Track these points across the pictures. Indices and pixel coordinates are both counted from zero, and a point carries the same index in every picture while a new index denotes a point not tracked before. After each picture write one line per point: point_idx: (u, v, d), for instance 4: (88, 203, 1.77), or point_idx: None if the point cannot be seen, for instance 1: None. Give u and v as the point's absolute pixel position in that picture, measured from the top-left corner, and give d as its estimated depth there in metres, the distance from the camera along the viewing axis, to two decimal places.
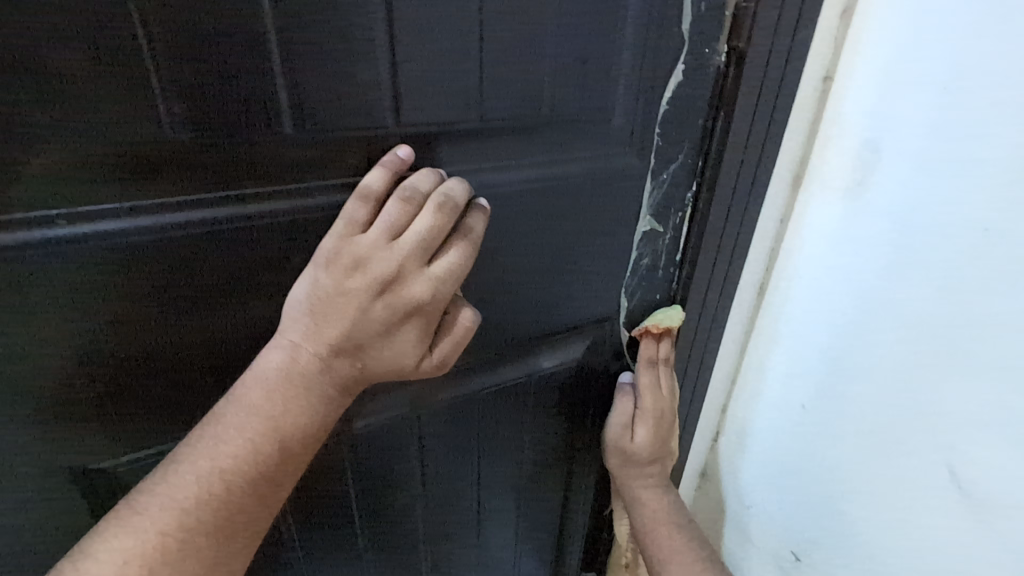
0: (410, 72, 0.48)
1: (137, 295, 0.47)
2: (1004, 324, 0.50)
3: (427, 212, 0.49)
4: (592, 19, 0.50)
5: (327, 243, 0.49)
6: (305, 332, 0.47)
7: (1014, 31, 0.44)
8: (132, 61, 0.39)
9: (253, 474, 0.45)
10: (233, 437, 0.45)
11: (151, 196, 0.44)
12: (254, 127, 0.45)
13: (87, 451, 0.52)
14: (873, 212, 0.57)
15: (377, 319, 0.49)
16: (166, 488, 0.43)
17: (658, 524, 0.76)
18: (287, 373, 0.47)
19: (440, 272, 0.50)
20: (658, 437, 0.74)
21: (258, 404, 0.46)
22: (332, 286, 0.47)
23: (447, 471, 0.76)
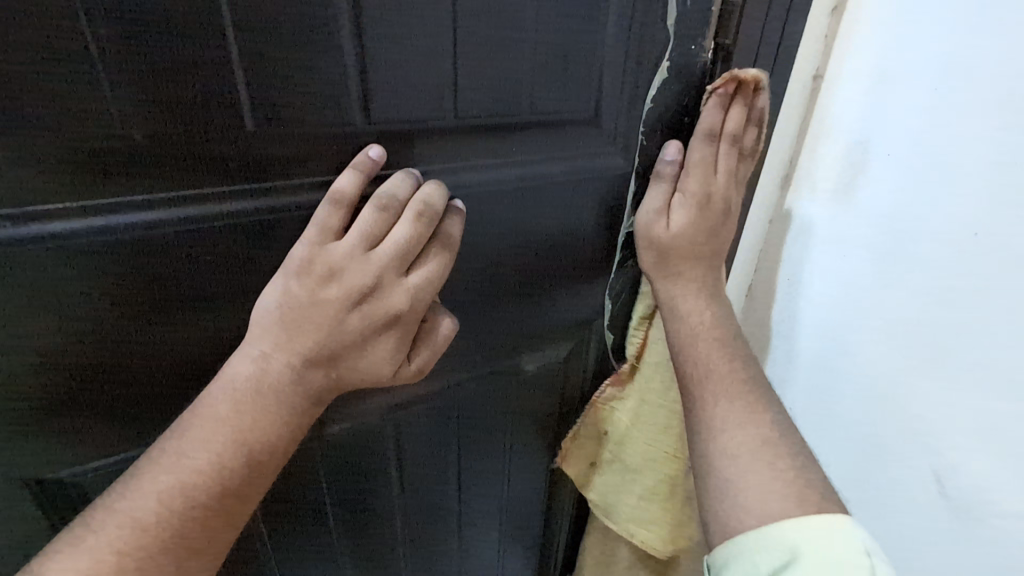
0: (382, 70, 0.47)
1: (94, 296, 0.47)
2: (994, 322, 0.51)
3: (407, 220, 0.49)
4: (572, 16, 0.51)
5: (298, 251, 0.47)
6: (276, 343, 0.46)
7: (1000, 33, 0.46)
8: (81, 57, 0.39)
9: (221, 488, 0.45)
10: (197, 453, 0.44)
11: (104, 196, 0.44)
12: (214, 124, 0.44)
13: (51, 457, 0.52)
14: (861, 214, 0.59)
15: (354, 328, 0.48)
16: (127, 505, 0.42)
17: (698, 339, 0.60)
18: (257, 385, 0.46)
19: (420, 281, 0.50)
20: (707, 217, 0.58)
21: (225, 417, 0.45)
22: (306, 295, 0.46)
23: (425, 469, 0.76)
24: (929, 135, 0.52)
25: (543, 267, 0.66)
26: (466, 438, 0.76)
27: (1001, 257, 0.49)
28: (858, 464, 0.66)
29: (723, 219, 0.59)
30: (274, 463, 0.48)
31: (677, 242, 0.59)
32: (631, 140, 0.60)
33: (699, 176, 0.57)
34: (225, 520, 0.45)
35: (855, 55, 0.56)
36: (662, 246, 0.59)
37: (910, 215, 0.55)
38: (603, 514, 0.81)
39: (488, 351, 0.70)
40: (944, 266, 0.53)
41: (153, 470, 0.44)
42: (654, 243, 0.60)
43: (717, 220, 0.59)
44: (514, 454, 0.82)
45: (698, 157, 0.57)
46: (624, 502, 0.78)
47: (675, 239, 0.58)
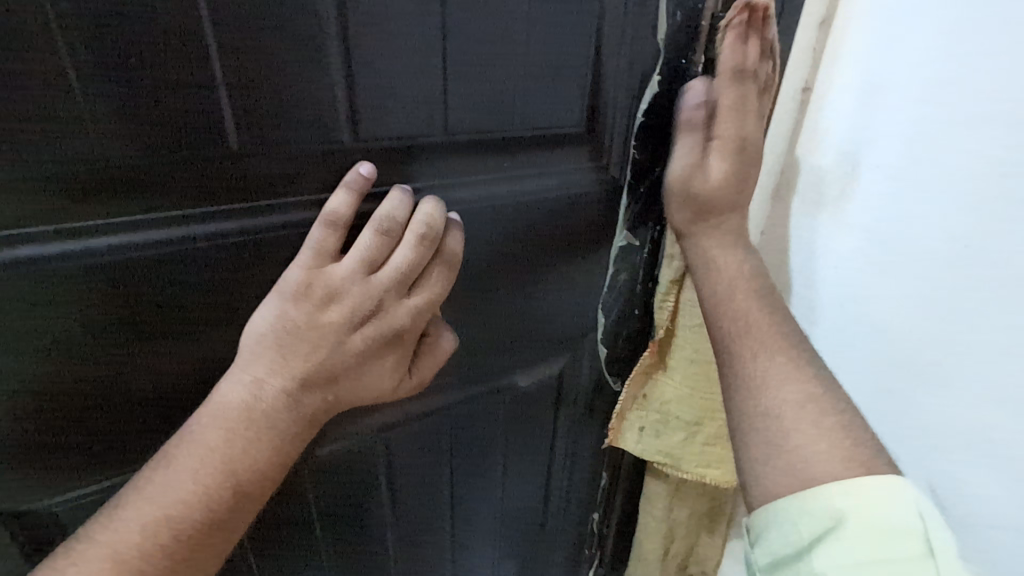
0: (371, 85, 0.46)
1: (72, 321, 0.45)
2: (995, 329, 0.51)
3: (408, 244, 0.49)
4: (563, 29, 0.51)
5: (295, 274, 0.46)
6: (271, 367, 0.45)
7: (994, 47, 0.46)
8: (55, 78, 0.38)
9: (210, 519, 0.43)
10: (186, 484, 0.42)
11: (82, 219, 0.42)
12: (198, 143, 0.43)
13: (28, 487, 0.50)
14: (854, 226, 0.59)
15: (354, 350, 0.48)
16: (108, 537, 0.40)
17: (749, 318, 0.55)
18: (250, 411, 0.45)
19: (417, 302, 0.50)
20: (742, 162, 0.55)
21: (215, 445, 0.44)
22: (304, 319, 0.46)
23: (417, 487, 0.75)
24: (919, 148, 0.52)
25: (536, 281, 0.65)
26: (459, 454, 0.75)
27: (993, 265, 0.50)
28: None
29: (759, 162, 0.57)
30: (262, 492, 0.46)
31: (717, 191, 0.56)
32: (622, 153, 0.60)
33: (732, 119, 0.54)
34: (208, 551, 0.44)
35: (843, 69, 0.56)
36: (700, 199, 0.56)
37: (903, 226, 0.55)
38: (673, 466, 0.75)
39: (482, 366, 0.69)
40: (939, 275, 0.54)
41: (134, 502, 0.42)
42: (694, 197, 0.57)
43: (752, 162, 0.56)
44: (508, 470, 0.80)
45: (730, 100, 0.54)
46: (686, 451, 0.73)
47: (716, 189, 0.56)
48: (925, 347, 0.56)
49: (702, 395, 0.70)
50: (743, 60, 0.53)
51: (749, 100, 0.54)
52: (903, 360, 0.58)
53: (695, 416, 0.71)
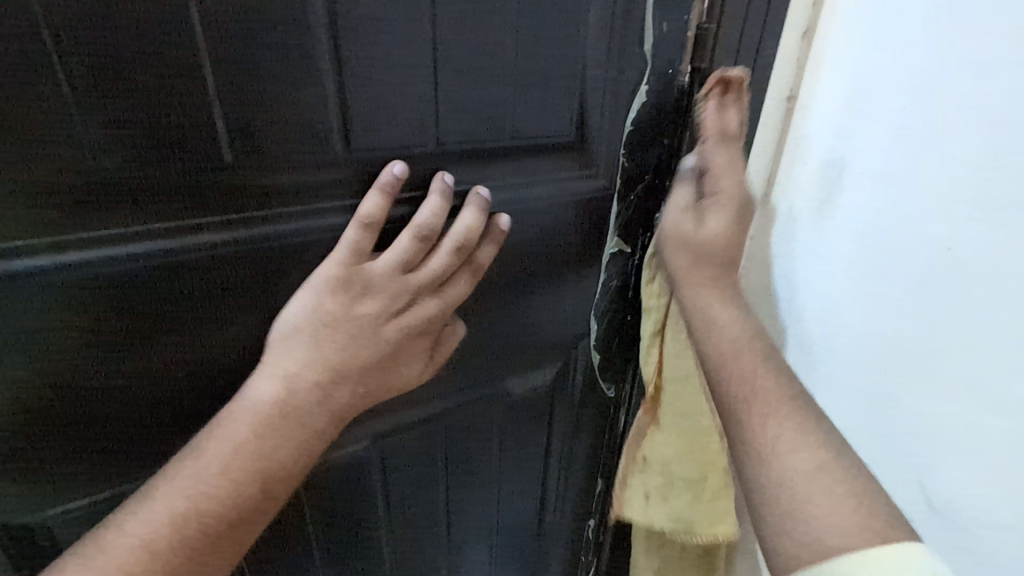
0: (362, 97, 0.47)
1: (65, 332, 0.45)
2: (979, 338, 0.51)
3: (443, 253, 0.53)
4: (551, 41, 0.52)
5: (332, 270, 0.49)
6: (304, 360, 0.48)
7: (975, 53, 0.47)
8: (49, 90, 0.38)
9: (238, 514, 0.43)
10: (216, 477, 0.43)
11: (75, 231, 0.42)
12: (190, 155, 0.43)
13: (19, 501, 0.50)
14: (840, 229, 0.60)
15: (386, 340, 0.52)
16: (137, 527, 0.40)
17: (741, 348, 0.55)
18: (283, 404, 0.46)
19: (441, 305, 0.54)
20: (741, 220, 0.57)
21: (244, 441, 0.44)
22: (340, 313, 0.49)
23: (412, 497, 0.75)
24: (896, 152, 0.53)
25: (528, 288, 0.66)
26: (454, 462, 0.75)
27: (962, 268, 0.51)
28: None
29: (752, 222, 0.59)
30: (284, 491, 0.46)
31: (714, 240, 0.57)
32: (612, 162, 0.61)
33: (730, 175, 0.56)
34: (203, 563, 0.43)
35: (826, 76, 0.57)
36: (696, 247, 0.57)
37: (881, 229, 0.56)
38: (683, 535, 0.70)
39: (475, 374, 0.69)
40: (913, 278, 0.55)
41: (161, 495, 0.42)
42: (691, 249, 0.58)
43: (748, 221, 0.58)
44: (503, 477, 0.81)
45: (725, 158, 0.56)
46: (693, 514, 0.69)
47: (718, 243, 0.57)
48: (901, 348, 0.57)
49: (699, 448, 0.67)
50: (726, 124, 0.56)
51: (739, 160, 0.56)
52: (882, 362, 0.59)
53: (695, 473, 0.68)
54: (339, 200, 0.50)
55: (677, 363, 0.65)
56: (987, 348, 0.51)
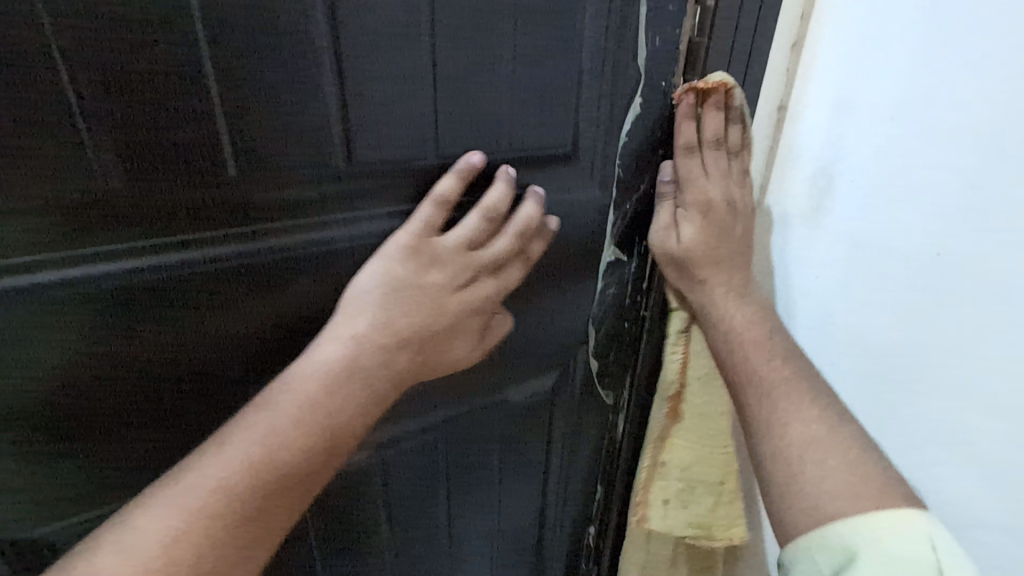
0: (364, 112, 0.48)
1: (73, 346, 0.46)
2: (979, 332, 0.54)
3: (505, 232, 0.55)
4: (548, 55, 0.53)
5: (406, 240, 0.51)
6: (377, 324, 0.49)
7: (961, 62, 0.49)
8: (59, 111, 0.39)
9: (307, 470, 0.44)
10: (290, 428, 0.44)
11: (83, 247, 0.43)
12: (196, 170, 0.44)
13: (24, 515, 0.50)
14: (833, 234, 0.61)
15: (451, 312, 0.53)
16: (218, 469, 0.41)
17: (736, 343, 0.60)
18: (355, 366, 0.47)
19: (495, 286, 0.56)
20: (713, 225, 0.59)
21: (315, 399, 0.45)
22: (413, 278, 0.51)
23: (414, 507, 0.75)
24: (892, 159, 0.55)
25: (527, 297, 0.67)
26: (455, 472, 0.75)
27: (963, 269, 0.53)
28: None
29: (733, 230, 0.60)
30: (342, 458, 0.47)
31: (691, 252, 0.60)
32: (607, 173, 0.62)
33: (700, 184, 0.58)
34: None
35: (816, 85, 0.59)
36: (677, 258, 0.61)
37: (878, 232, 0.58)
38: (708, 538, 0.73)
39: (476, 384, 0.70)
40: (915, 279, 0.56)
41: (239, 438, 0.43)
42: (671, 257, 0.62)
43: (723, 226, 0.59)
44: (505, 486, 0.81)
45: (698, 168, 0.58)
46: (717, 517, 0.72)
47: (687, 250, 0.60)
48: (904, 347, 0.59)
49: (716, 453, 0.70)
50: (692, 136, 0.58)
51: (709, 173, 0.58)
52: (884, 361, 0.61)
53: (718, 477, 0.71)
54: (341, 213, 0.51)
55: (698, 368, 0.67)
56: (991, 344, 0.53)
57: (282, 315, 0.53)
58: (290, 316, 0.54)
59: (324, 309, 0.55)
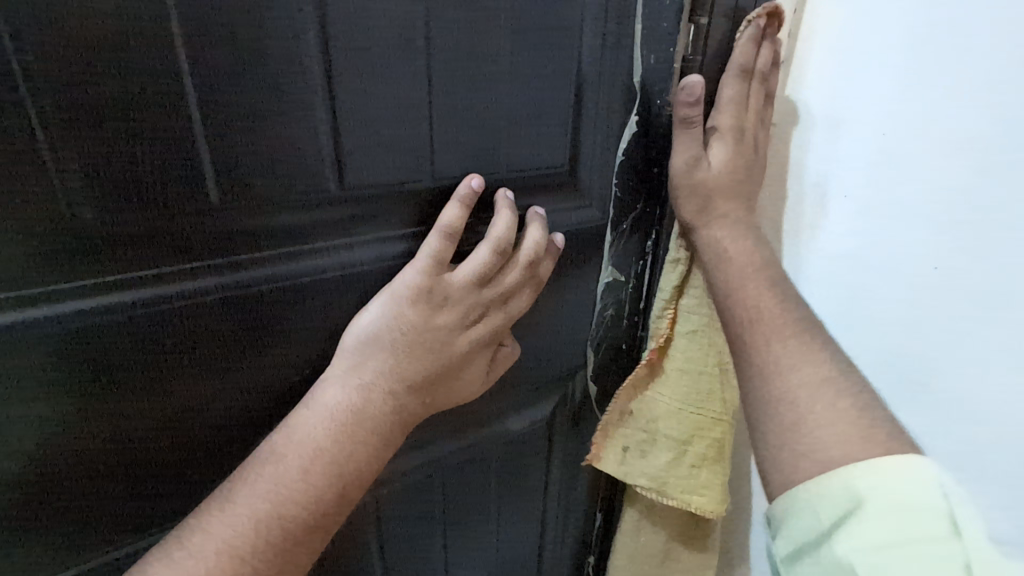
0: (356, 133, 0.45)
1: (35, 394, 0.42)
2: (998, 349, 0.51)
3: (516, 264, 0.53)
4: (544, 73, 0.51)
5: (414, 279, 0.49)
6: (381, 371, 0.49)
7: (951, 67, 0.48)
8: (19, 136, 0.35)
9: (318, 519, 0.45)
10: (296, 481, 0.44)
11: (47, 285, 0.39)
12: (174, 199, 0.41)
13: None
14: (835, 251, 0.60)
15: (458, 350, 0.52)
16: (224, 529, 0.41)
17: (749, 279, 0.56)
18: (360, 415, 0.47)
19: (504, 318, 0.55)
20: (744, 156, 0.56)
21: (308, 460, 0.45)
22: (420, 320, 0.49)
23: (409, 545, 0.70)
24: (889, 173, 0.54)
25: (525, 321, 0.64)
26: (451, 508, 0.71)
27: (957, 303, 0.52)
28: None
29: (758, 151, 0.57)
30: (351, 505, 0.47)
31: (722, 177, 0.56)
32: (604, 191, 0.60)
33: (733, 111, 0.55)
34: None
35: (811, 101, 0.59)
36: (705, 190, 0.56)
37: (863, 251, 0.58)
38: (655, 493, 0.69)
39: (472, 415, 0.67)
40: (903, 307, 0.56)
41: (244, 495, 0.43)
42: (698, 199, 0.57)
43: (752, 155, 0.57)
44: (503, 519, 0.77)
45: (730, 95, 0.55)
46: (674, 476, 0.68)
47: (719, 175, 0.56)
48: (892, 371, 0.59)
49: (707, 402, 0.65)
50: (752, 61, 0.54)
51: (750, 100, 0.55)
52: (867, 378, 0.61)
53: (684, 436, 0.66)
54: (332, 239, 0.48)
55: (700, 340, 0.63)
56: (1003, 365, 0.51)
57: (265, 354, 0.49)
58: (274, 355, 0.50)
59: (313, 346, 0.51)
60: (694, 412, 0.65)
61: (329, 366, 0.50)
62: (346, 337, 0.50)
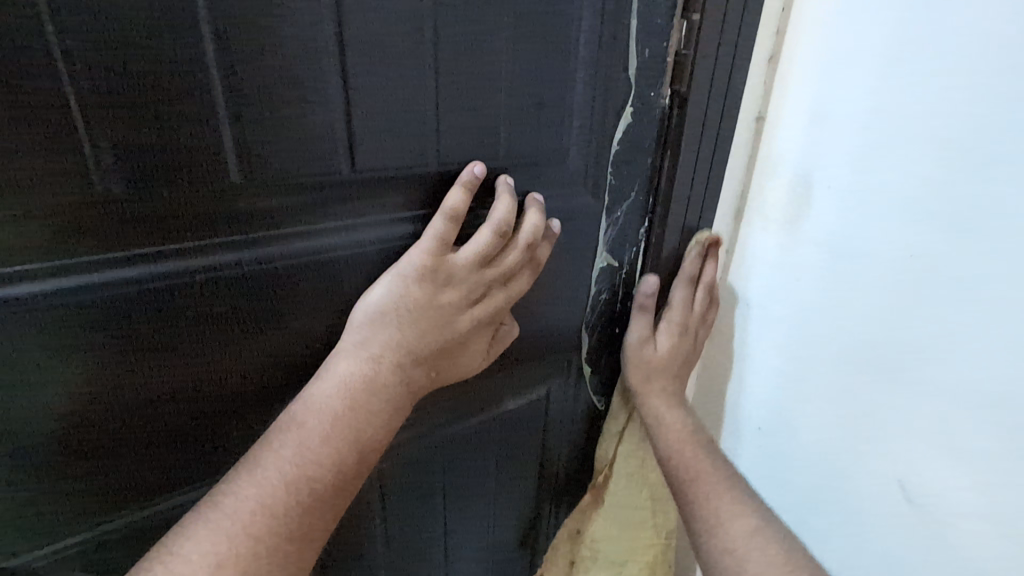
0: (367, 119, 0.48)
1: (68, 358, 0.44)
2: (956, 337, 0.55)
3: (515, 246, 0.56)
4: (545, 64, 0.54)
5: (420, 260, 0.52)
6: (391, 344, 0.51)
7: (917, 68, 0.52)
8: (58, 115, 0.38)
9: (341, 480, 0.48)
10: (318, 445, 0.47)
11: (82, 255, 0.42)
12: (198, 177, 0.43)
13: (19, 533, 0.48)
14: (810, 240, 0.64)
15: (462, 328, 0.55)
16: (255, 488, 0.44)
17: (685, 444, 0.68)
18: (373, 384, 0.50)
19: (505, 298, 0.58)
20: (684, 344, 0.70)
21: (327, 426, 0.48)
22: (426, 298, 0.52)
23: (411, 520, 0.74)
24: (862, 166, 0.58)
25: (524, 304, 0.67)
26: (451, 486, 0.75)
27: (919, 292, 0.56)
28: (808, 505, 0.74)
29: (696, 342, 0.71)
30: (368, 469, 0.50)
31: (664, 361, 0.70)
32: (600, 179, 0.63)
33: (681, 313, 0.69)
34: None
35: (790, 98, 0.62)
36: (648, 365, 0.70)
37: (848, 242, 0.61)
38: None
39: (470, 395, 0.69)
40: (872, 293, 0.60)
41: (271, 458, 0.46)
42: (643, 366, 0.70)
43: (690, 346, 0.70)
44: (502, 496, 0.81)
45: (680, 296, 0.69)
46: None
47: (662, 358, 0.69)
48: (864, 356, 0.62)
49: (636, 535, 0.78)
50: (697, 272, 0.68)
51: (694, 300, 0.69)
52: (846, 365, 0.64)
53: (621, 559, 0.80)
54: (343, 219, 0.51)
55: (636, 482, 0.78)
56: (969, 348, 0.54)
57: (279, 327, 0.52)
58: (287, 329, 0.53)
59: (324, 321, 0.54)
60: (626, 540, 0.79)
61: (341, 340, 0.53)
62: (355, 312, 0.53)
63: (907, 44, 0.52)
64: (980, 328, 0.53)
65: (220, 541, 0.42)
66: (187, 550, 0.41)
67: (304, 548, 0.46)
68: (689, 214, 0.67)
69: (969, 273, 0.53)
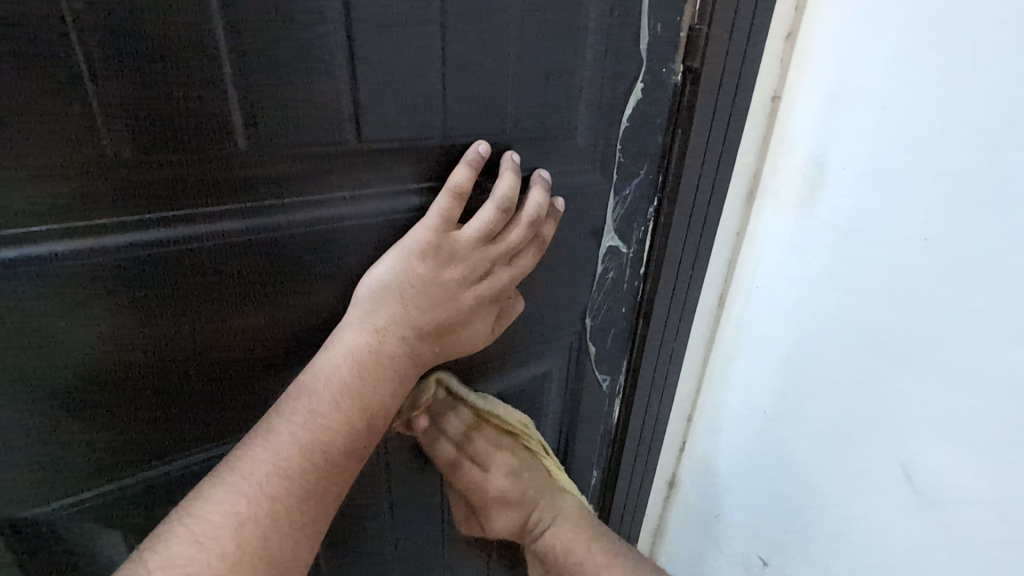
0: (374, 90, 0.48)
1: (83, 317, 0.46)
2: (969, 322, 0.54)
3: (520, 223, 0.56)
4: (555, 36, 0.53)
5: (423, 236, 0.52)
6: (395, 318, 0.52)
7: (938, 42, 0.50)
8: (69, 77, 0.38)
9: (348, 447, 0.49)
10: (326, 412, 0.48)
11: (94, 218, 0.43)
12: (206, 143, 0.44)
13: (40, 486, 0.50)
14: (821, 222, 0.63)
15: (466, 305, 0.56)
16: (268, 452, 0.46)
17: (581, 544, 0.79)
18: (378, 355, 0.51)
19: (510, 275, 0.58)
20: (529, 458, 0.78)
21: (335, 395, 0.49)
22: (430, 274, 0.53)
23: (415, 491, 0.76)
24: (878, 145, 0.56)
25: (530, 282, 0.67)
26: None
27: (933, 274, 0.55)
28: (812, 493, 0.73)
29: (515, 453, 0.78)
30: (374, 439, 0.51)
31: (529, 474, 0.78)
32: (609, 156, 0.62)
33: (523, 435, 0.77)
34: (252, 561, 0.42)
35: (806, 76, 0.61)
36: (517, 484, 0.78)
37: (860, 224, 0.59)
38: None
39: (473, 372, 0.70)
40: (883, 275, 0.59)
41: (282, 424, 0.47)
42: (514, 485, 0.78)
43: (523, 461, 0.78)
44: None
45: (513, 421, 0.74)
46: None
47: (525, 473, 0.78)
48: (872, 340, 0.62)
49: None
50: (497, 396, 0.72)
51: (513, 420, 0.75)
52: (854, 349, 0.64)
53: None
54: (349, 191, 0.51)
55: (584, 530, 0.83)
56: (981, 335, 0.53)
57: (286, 295, 0.53)
58: (293, 297, 0.54)
59: (329, 290, 0.55)
60: None
61: (347, 312, 0.53)
62: (360, 286, 0.53)
63: (928, 18, 0.50)
64: (992, 312, 0.52)
65: (239, 501, 0.43)
66: (208, 509, 0.42)
67: (319, 511, 0.47)
68: (700, 197, 0.66)
69: (986, 257, 0.51)
